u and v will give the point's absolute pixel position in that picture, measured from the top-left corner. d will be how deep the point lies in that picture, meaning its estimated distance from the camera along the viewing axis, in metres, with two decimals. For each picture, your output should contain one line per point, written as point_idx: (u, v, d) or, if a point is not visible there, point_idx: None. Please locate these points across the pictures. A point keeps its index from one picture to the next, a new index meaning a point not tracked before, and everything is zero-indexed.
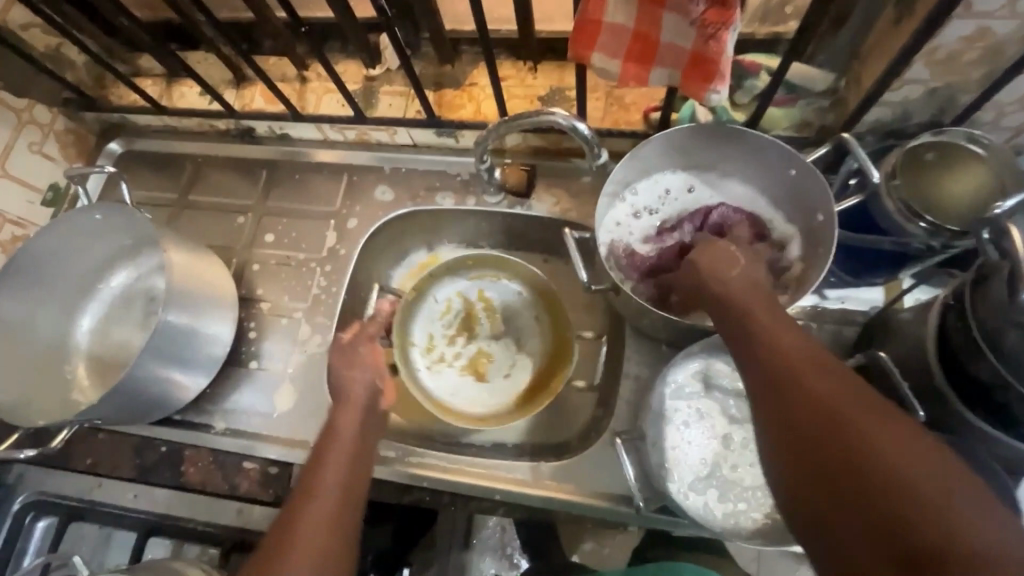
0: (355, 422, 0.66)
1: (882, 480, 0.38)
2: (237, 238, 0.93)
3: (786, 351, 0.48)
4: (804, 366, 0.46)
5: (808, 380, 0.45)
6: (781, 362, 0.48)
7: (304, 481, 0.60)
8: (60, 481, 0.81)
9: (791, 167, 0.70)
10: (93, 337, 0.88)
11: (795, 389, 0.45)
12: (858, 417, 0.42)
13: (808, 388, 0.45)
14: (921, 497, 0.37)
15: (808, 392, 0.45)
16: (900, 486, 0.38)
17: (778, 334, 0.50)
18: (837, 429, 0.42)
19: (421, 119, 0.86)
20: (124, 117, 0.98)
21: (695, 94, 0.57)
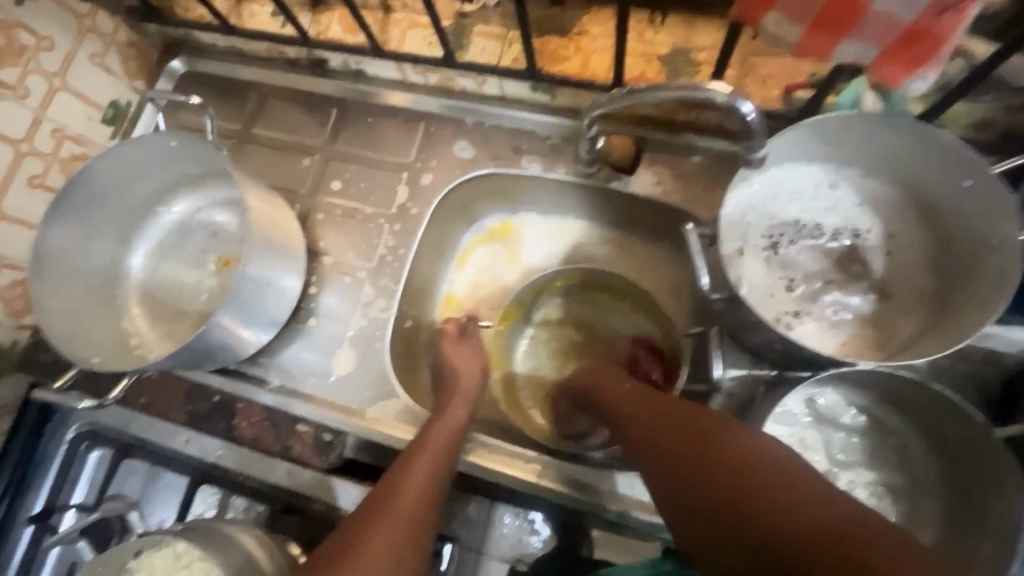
0: (462, 412, 0.69)
1: (848, 560, 0.40)
2: (302, 182, 0.86)
3: (681, 440, 0.53)
4: (757, 465, 0.48)
5: (745, 491, 0.47)
6: (719, 467, 0.49)
7: (397, 467, 0.62)
8: (112, 414, 0.79)
9: (965, 179, 0.59)
10: (150, 271, 0.84)
11: (765, 517, 0.45)
12: (808, 508, 0.43)
13: (777, 502, 0.45)
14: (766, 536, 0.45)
15: (773, 505, 0.45)
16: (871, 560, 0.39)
17: (693, 440, 0.52)
18: (804, 524, 0.43)
19: (518, 69, 0.76)
20: (189, 33, 0.90)
21: (892, 79, 0.47)
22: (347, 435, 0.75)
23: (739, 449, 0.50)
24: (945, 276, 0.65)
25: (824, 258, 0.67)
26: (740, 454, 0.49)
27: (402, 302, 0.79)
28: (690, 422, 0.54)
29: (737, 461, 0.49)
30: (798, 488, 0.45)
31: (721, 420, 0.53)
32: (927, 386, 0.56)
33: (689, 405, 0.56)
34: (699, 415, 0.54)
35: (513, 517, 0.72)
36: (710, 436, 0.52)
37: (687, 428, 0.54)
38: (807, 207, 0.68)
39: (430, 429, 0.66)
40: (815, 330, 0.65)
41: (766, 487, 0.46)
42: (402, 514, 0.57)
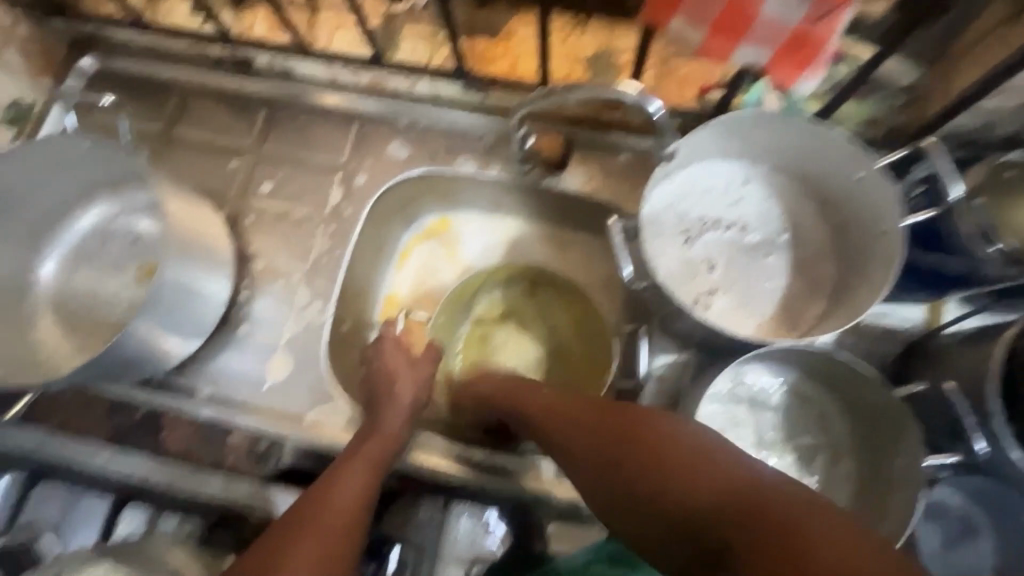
0: (402, 421, 0.69)
1: (760, 518, 0.39)
2: (229, 185, 0.83)
3: (599, 439, 0.51)
4: (675, 452, 0.45)
5: (655, 477, 0.45)
6: (632, 455, 0.48)
7: (333, 468, 0.62)
8: (24, 435, 0.74)
9: (857, 173, 0.64)
10: (62, 283, 0.78)
11: (673, 495, 0.44)
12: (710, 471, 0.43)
13: (696, 472, 0.44)
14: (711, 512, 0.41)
15: (682, 482, 0.44)
16: (778, 513, 0.38)
17: (613, 432, 0.51)
18: (722, 486, 0.42)
19: (446, 69, 0.79)
20: (99, 29, 0.85)
21: (784, 81, 0.51)
22: (284, 442, 0.73)
23: (655, 438, 0.48)
24: (843, 265, 0.71)
25: (734, 248, 0.72)
26: (659, 438, 0.47)
27: (340, 304, 0.78)
28: (597, 419, 0.53)
29: (650, 449, 0.47)
30: (706, 461, 0.44)
31: (644, 410, 0.51)
32: (833, 356, 0.63)
33: (602, 403, 0.54)
34: (616, 410, 0.53)
35: (468, 518, 0.73)
36: (629, 428, 0.50)
37: (614, 426, 0.51)
38: (719, 200, 0.73)
39: (364, 443, 0.65)
40: (726, 304, 0.70)
41: (700, 465, 0.44)
42: (336, 515, 0.56)
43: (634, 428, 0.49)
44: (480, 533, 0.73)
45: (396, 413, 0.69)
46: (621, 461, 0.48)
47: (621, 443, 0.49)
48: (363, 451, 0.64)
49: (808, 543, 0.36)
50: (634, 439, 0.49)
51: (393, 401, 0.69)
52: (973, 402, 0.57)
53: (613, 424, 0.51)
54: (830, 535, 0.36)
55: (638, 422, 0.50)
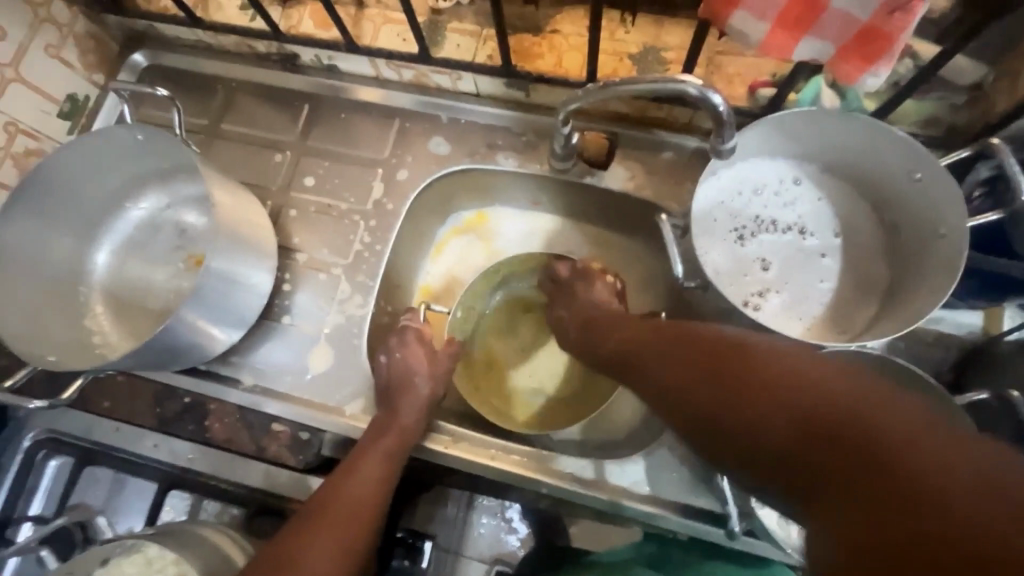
0: (417, 413, 0.68)
1: (869, 446, 0.34)
2: (274, 178, 0.84)
3: (679, 364, 0.50)
4: (777, 374, 0.42)
5: (744, 396, 0.43)
6: (715, 374, 0.46)
7: (345, 464, 0.64)
8: (74, 418, 0.76)
9: (916, 172, 0.62)
10: (114, 270, 0.80)
11: (762, 414, 0.41)
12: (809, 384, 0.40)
13: (785, 400, 0.40)
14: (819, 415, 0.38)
15: (764, 404, 0.41)
16: (886, 446, 0.33)
17: (695, 360, 0.49)
18: (825, 407, 0.38)
19: (492, 66, 0.77)
20: (152, 25, 0.87)
21: (848, 76, 0.50)
22: (324, 433, 0.74)
23: (755, 359, 0.45)
24: (899, 267, 0.69)
25: (791, 251, 0.71)
26: (756, 359, 0.45)
27: (380, 298, 0.79)
28: (681, 348, 0.51)
29: (744, 369, 0.44)
30: (800, 386, 0.40)
31: (738, 340, 0.48)
32: (885, 359, 0.61)
33: (688, 333, 0.52)
34: (706, 340, 0.50)
35: (489, 517, 0.75)
36: (715, 354, 0.48)
37: (697, 354, 0.49)
38: (773, 199, 0.72)
39: (377, 439, 0.66)
40: (780, 305, 0.69)
41: (792, 397, 0.40)
42: (344, 514, 0.60)
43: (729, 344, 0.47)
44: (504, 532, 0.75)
45: (412, 406, 0.68)
46: (703, 380, 0.47)
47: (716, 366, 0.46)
48: (378, 446, 0.65)
49: (914, 470, 0.32)
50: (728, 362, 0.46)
51: (410, 392, 0.69)
52: None
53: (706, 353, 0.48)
54: (953, 474, 0.30)
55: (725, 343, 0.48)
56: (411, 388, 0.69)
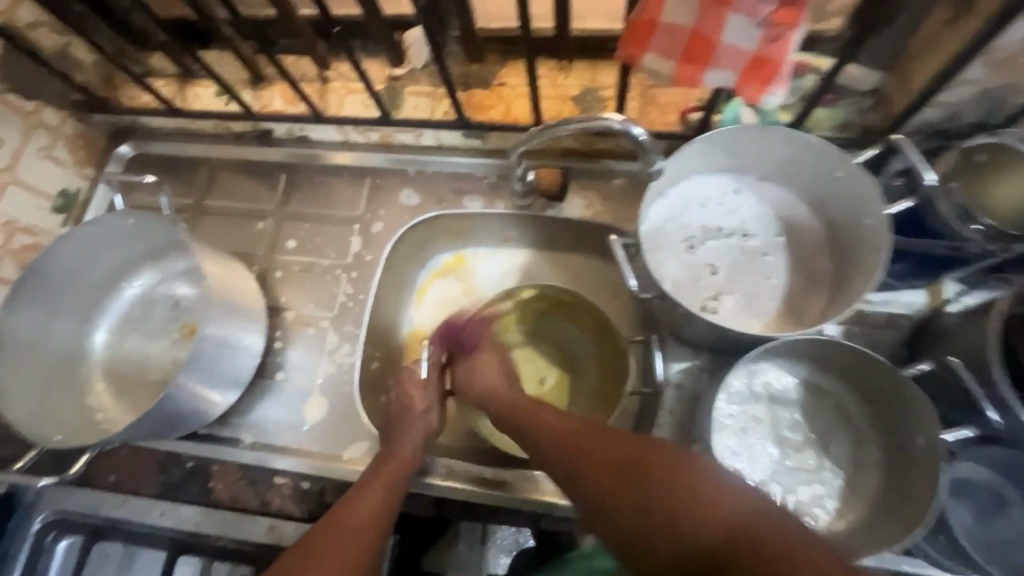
0: (414, 445, 0.71)
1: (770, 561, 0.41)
2: (258, 244, 0.90)
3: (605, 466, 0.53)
4: (674, 482, 0.48)
5: (645, 505, 0.49)
6: (654, 488, 0.49)
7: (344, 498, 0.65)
8: (83, 496, 0.78)
9: (838, 171, 0.69)
10: (112, 348, 0.85)
11: (690, 532, 0.46)
12: (712, 499, 0.46)
13: (693, 513, 0.46)
14: (733, 523, 0.44)
15: (698, 525, 0.46)
16: (776, 556, 0.41)
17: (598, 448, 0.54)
18: (717, 525, 0.45)
19: (449, 120, 0.84)
20: (135, 119, 0.95)
21: (751, 98, 0.56)
22: (324, 480, 0.76)
23: (663, 462, 0.50)
24: (839, 256, 0.75)
25: (736, 254, 0.77)
26: (669, 467, 0.50)
27: (367, 344, 0.83)
28: (669, 484, 0.48)
29: (670, 474, 0.49)
30: (747, 514, 0.45)
31: (667, 455, 0.51)
32: (841, 343, 0.65)
33: (625, 441, 0.54)
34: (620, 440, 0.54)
35: (507, 557, 0.77)
36: (653, 464, 0.50)
37: (616, 452, 0.53)
38: (716, 210, 0.78)
39: (379, 470, 0.68)
40: (733, 304, 0.74)
41: (694, 501, 0.47)
42: (348, 545, 0.58)
43: (640, 452, 0.52)
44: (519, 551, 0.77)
45: (412, 441, 0.71)
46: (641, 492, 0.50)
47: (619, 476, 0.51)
48: (379, 476, 0.67)
49: (778, 557, 0.41)
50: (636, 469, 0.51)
51: (408, 425, 0.73)
52: (979, 372, 0.58)
53: (628, 458, 0.52)
54: (788, 557, 0.41)
55: (640, 449, 0.52)
56: (407, 421, 0.73)
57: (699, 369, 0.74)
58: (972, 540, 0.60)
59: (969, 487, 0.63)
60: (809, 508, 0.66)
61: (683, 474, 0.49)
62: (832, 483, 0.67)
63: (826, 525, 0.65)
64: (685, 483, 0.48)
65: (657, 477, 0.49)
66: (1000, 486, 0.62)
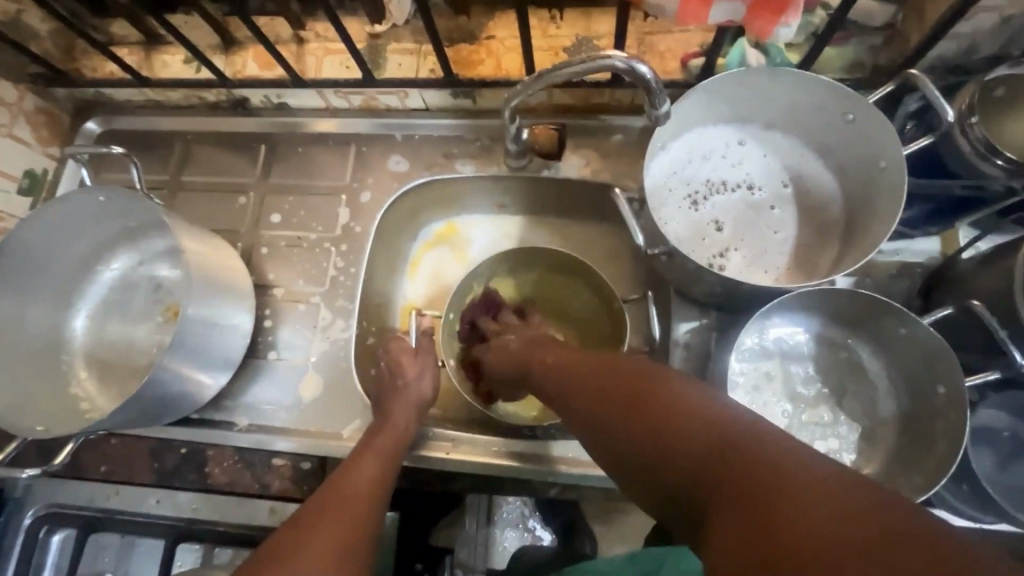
0: (409, 416, 0.69)
1: (747, 486, 0.35)
2: (241, 220, 0.85)
3: (597, 391, 0.49)
4: (658, 406, 0.43)
5: (638, 427, 0.44)
6: (634, 413, 0.44)
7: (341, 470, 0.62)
8: (74, 488, 0.75)
9: (849, 113, 0.65)
10: (94, 334, 0.81)
11: (671, 450, 0.40)
12: (703, 417, 0.40)
13: (679, 441, 0.40)
14: (709, 435, 0.39)
15: (676, 443, 0.40)
16: (774, 481, 0.33)
17: (597, 375, 0.51)
18: (702, 446, 0.39)
19: (436, 78, 0.79)
20: (100, 91, 0.89)
21: (762, 33, 0.53)
22: (325, 460, 0.74)
23: (657, 387, 0.45)
24: (849, 207, 0.72)
25: (742, 208, 0.73)
26: (661, 397, 0.44)
27: (361, 319, 0.80)
28: (652, 408, 0.44)
29: (650, 403, 0.44)
30: (717, 421, 0.40)
31: (661, 374, 0.46)
32: (854, 293, 0.62)
33: (621, 368, 0.49)
34: (606, 366, 0.51)
35: (513, 531, 0.79)
36: (632, 392, 0.46)
37: (603, 374, 0.50)
38: (719, 163, 0.74)
39: (374, 438, 0.66)
40: (741, 261, 0.71)
41: (677, 428, 0.41)
42: (347, 508, 0.56)
43: (634, 379, 0.47)
44: (524, 536, 0.79)
45: (404, 406, 0.69)
46: (640, 409, 0.44)
47: (615, 401, 0.47)
48: (374, 446, 0.65)
49: (792, 515, 0.32)
50: (628, 392, 0.46)
51: (399, 392, 0.70)
52: (1004, 316, 0.55)
53: (621, 386, 0.47)
54: (840, 522, 0.30)
55: (632, 373, 0.47)
56: (406, 393, 0.71)
57: (708, 328, 0.72)
58: (994, 485, 0.59)
59: (987, 435, 0.61)
60: None
61: (682, 399, 0.43)
62: (848, 439, 0.65)
63: None
64: (672, 403, 0.43)
65: (650, 397, 0.44)
66: (1019, 429, 0.61)
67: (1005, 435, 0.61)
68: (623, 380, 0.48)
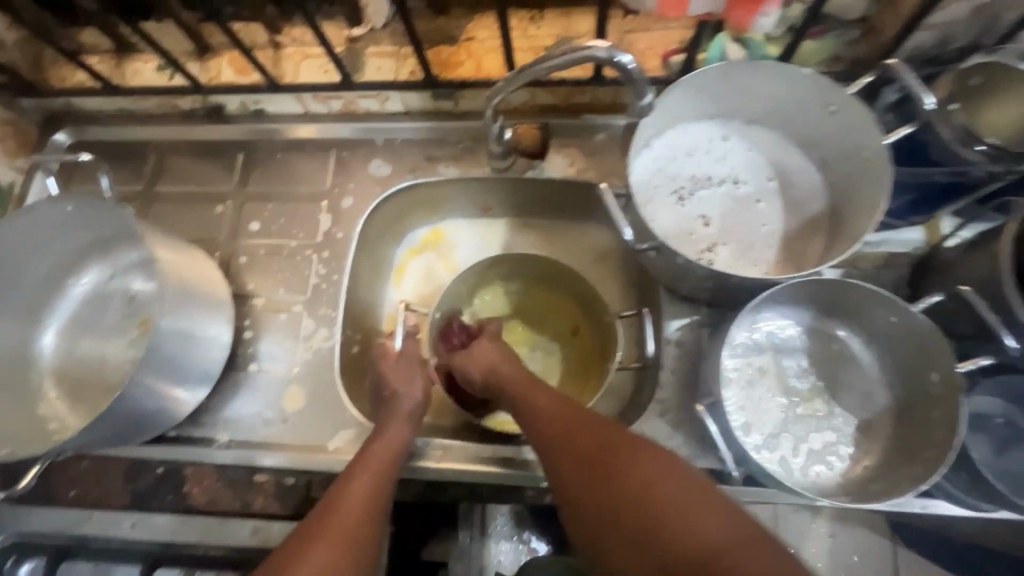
0: (404, 431, 0.66)
1: None
2: (218, 229, 0.83)
3: (585, 457, 0.52)
4: (648, 490, 0.47)
5: (628, 507, 0.47)
6: (627, 497, 0.47)
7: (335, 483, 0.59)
8: (42, 515, 0.71)
9: (831, 105, 0.65)
10: (64, 351, 0.77)
11: (666, 541, 0.44)
12: (695, 514, 0.44)
13: (665, 533, 0.44)
14: (697, 528, 0.43)
15: (669, 536, 0.44)
16: None
17: (587, 438, 0.53)
18: (692, 547, 0.43)
19: (417, 80, 0.78)
20: (70, 101, 0.86)
21: (742, 23, 0.55)
22: (310, 475, 0.71)
23: (644, 467, 0.48)
24: (834, 199, 0.72)
25: (729, 203, 0.73)
26: (648, 479, 0.47)
27: (345, 326, 0.77)
28: (639, 491, 0.47)
29: (638, 484, 0.47)
30: (708, 519, 0.44)
31: (648, 452, 0.50)
32: (845, 283, 0.62)
33: (607, 436, 0.52)
34: (597, 430, 0.53)
35: (508, 541, 0.77)
36: (624, 471, 0.49)
37: (592, 441, 0.52)
38: (704, 159, 0.74)
39: (369, 450, 0.63)
40: (729, 256, 0.71)
41: (666, 519, 0.45)
42: (341, 529, 0.53)
43: (619, 452, 0.50)
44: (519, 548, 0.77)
45: (400, 420, 0.67)
46: (638, 507, 0.46)
47: (604, 474, 0.50)
48: (370, 458, 0.62)
49: None
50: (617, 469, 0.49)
51: (395, 406, 0.68)
52: (994, 301, 0.55)
53: (608, 459, 0.50)
54: None
55: (620, 448, 0.51)
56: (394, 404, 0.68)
57: (699, 324, 0.71)
58: (993, 471, 0.58)
59: (982, 422, 0.61)
60: (822, 456, 0.64)
61: (672, 484, 0.47)
62: (845, 432, 0.64)
63: (839, 471, 0.63)
64: (661, 488, 0.46)
65: (637, 474, 0.48)
66: (1013, 415, 0.61)
67: (999, 421, 0.61)
68: (613, 454, 0.50)
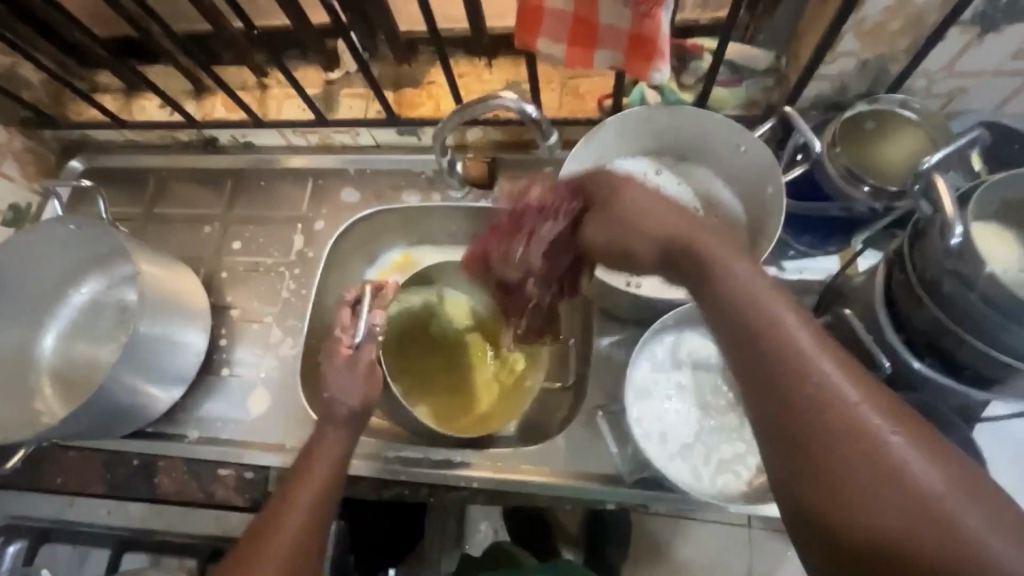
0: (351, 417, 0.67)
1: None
2: (205, 247, 0.93)
3: (768, 363, 0.40)
4: (838, 439, 0.37)
5: (820, 447, 0.38)
6: (815, 434, 0.38)
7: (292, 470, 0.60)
8: (32, 499, 0.79)
9: (742, 144, 0.72)
10: (61, 354, 0.86)
11: (844, 499, 0.37)
12: (895, 483, 0.36)
13: (848, 492, 0.37)
14: (888, 488, 0.36)
15: (852, 499, 0.36)
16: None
17: (766, 345, 0.41)
18: (888, 518, 0.36)
19: (381, 118, 0.88)
20: (84, 133, 0.98)
21: (639, 74, 0.59)
22: (268, 471, 0.77)
23: (842, 415, 0.38)
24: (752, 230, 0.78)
25: None
26: (846, 427, 0.38)
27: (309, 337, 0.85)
28: (833, 437, 0.38)
29: (829, 431, 0.38)
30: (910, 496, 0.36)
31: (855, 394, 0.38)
32: None
33: (795, 346, 0.40)
34: (777, 327, 0.41)
35: None
36: (817, 405, 0.38)
37: (776, 346, 0.40)
38: None
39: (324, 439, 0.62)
40: (656, 279, 0.77)
41: (856, 473, 0.37)
42: (297, 525, 0.55)
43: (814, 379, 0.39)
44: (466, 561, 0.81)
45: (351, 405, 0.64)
46: (795, 384, 0.39)
47: (792, 397, 0.39)
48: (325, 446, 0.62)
49: None
50: (816, 401, 0.38)
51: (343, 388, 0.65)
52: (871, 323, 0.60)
53: (800, 381, 0.39)
54: None
55: (811, 374, 0.39)
56: None
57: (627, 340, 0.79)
58: None
59: None
60: (730, 465, 0.68)
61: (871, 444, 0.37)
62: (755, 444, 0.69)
63: (746, 480, 0.67)
64: (858, 442, 0.37)
65: (830, 416, 0.38)
66: None
67: None
68: (803, 375, 0.39)
